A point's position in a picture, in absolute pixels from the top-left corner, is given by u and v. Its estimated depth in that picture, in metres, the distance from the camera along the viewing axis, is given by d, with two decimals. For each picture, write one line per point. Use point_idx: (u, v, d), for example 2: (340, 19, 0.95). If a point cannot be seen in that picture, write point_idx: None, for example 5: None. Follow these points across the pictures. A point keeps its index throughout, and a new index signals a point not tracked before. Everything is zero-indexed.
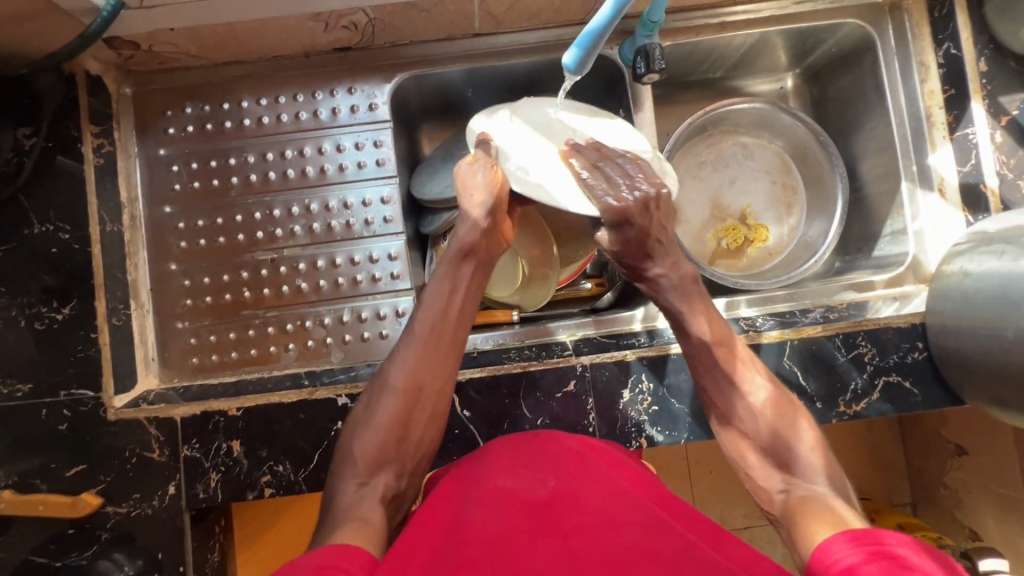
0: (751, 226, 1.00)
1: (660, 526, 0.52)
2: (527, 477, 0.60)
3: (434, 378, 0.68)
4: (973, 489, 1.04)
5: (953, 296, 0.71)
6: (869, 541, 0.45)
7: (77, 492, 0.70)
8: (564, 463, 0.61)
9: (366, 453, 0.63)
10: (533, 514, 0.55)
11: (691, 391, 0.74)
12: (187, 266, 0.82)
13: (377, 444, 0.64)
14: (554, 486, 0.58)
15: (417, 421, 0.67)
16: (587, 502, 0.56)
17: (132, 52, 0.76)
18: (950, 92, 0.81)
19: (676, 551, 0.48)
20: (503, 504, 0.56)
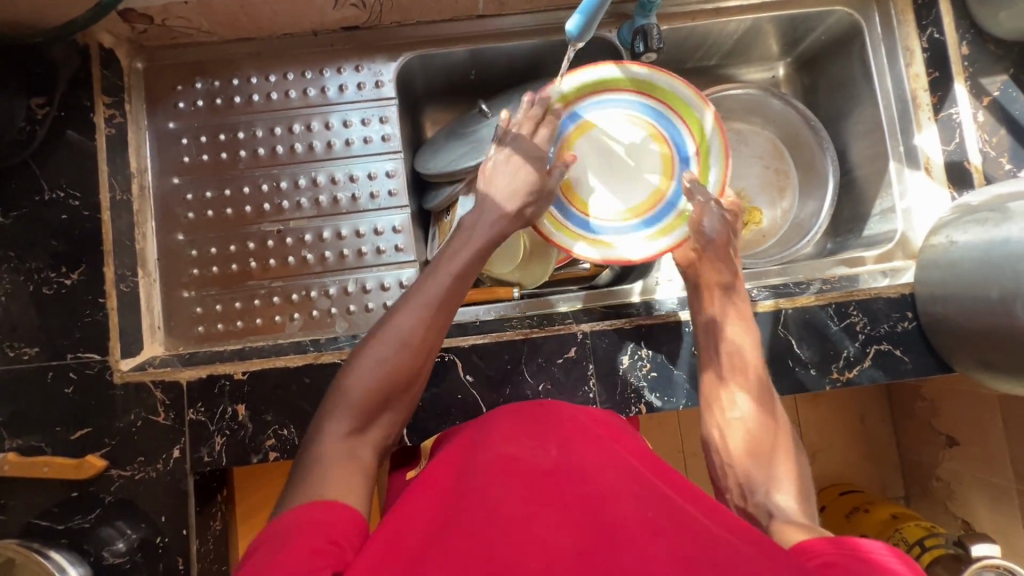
0: (745, 209, 1.02)
1: (660, 498, 0.50)
2: (530, 446, 0.58)
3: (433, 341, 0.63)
4: (964, 478, 1.06)
5: (940, 264, 0.74)
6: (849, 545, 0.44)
7: (81, 455, 0.71)
8: (568, 435, 0.59)
9: (357, 406, 0.58)
10: (533, 481, 0.52)
11: (689, 356, 0.76)
12: (194, 237, 0.83)
13: (369, 395, 0.58)
14: (557, 456, 0.56)
15: (407, 375, 0.61)
16: (589, 472, 0.53)
17: (145, 26, 0.78)
18: (934, 74, 0.85)
19: (676, 524, 0.46)
20: (503, 473, 0.54)
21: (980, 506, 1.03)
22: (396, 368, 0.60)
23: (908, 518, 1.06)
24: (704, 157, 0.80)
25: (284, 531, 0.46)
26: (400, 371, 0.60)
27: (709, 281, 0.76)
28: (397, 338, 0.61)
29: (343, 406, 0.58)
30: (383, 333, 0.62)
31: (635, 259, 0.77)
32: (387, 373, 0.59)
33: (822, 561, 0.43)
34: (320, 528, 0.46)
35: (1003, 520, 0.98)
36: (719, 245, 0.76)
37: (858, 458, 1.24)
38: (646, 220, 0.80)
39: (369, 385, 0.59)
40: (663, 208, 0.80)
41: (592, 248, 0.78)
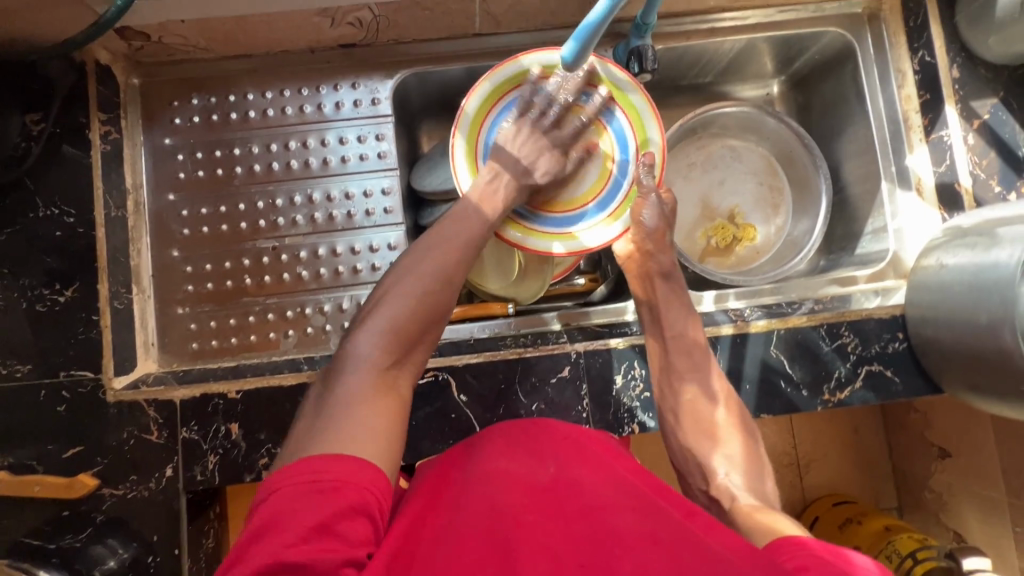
0: (739, 225, 1.03)
1: (658, 510, 0.50)
2: (527, 462, 0.57)
3: (440, 297, 0.66)
4: (957, 490, 1.07)
5: (931, 286, 0.74)
6: (834, 553, 0.45)
7: (72, 474, 0.71)
8: (565, 453, 0.59)
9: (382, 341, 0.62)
10: (533, 496, 0.53)
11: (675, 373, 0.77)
12: (189, 253, 0.83)
13: (392, 333, 0.62)
14: (555, 472, 0.56)
15: (428, 315, 0.65)
16: (586, 486, 0.54)
17: (142, 43, 0.78)
18: (926, 96, 0.86)
19: (675, 534, 0.46)
20: (502, 489, 0.54)
21: (972, 518, 1.04)
22: (417, 305, 0.64)
23: (902, 530, 1.08)
24: (643, 138, 0.77)
25: (298, 495, 0.48)
26: (421, 308, 0.64)
27: (653, 272, 0.79)
28: (413, 277, 0.65)
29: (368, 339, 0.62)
30: (402, 273, 0.66)
31: (594, 246, 0.76)
32: (409, 310, 0.64)
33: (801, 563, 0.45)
34: (335, 494, 0.49)
35: (995, 532, 0.99)
36: (655, 235, 0.79)
37: (851, 470, 1.25)
38: (599, 204, 0.77)
39: (392, 321, 0.63)
40: (609, 193, 0.78)
41: (559, 244, 0.76)
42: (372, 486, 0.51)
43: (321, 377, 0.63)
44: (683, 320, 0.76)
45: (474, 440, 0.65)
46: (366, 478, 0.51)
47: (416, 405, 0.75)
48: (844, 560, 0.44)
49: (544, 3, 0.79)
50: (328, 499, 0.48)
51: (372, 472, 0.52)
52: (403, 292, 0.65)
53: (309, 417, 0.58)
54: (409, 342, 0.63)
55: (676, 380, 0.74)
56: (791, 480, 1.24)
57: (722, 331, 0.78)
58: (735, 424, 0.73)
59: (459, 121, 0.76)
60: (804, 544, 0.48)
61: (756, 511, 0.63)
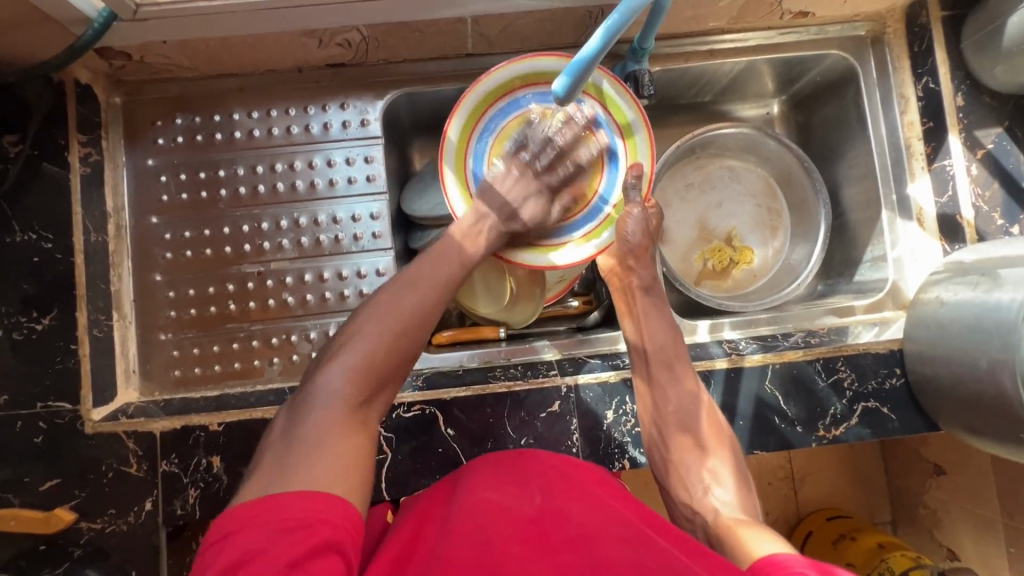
0: (736, 248, 1.01)
1: (645, 538, 0.49)
2: (513, 493, 0.56)
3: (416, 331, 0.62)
4: (951, 508, 1.06)
5: (929, 324, 0.73)
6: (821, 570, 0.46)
7: (49, 507, 0.69)
8: (552, 483, 0.57)
9: (356, 376, 0.57)
10: (517, 528, 0.51)
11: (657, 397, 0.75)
12: (172, 277, 0.81)
13: (363, 369, 0.57)
14: (540, 503, 0.54)
15: (407, 350, 0.61)
16: (573, 516, 0.52)
17: (123, 63, 0.75)
18: (929, 124, 0.84)
19: (663, 563, 0.45)
20: (487, 519, 0.52)
21: (967, 537, 1.03)
22: (395, 337, 0.60)
23: (895, 548, 1.06)
24: (632, 154, 0.76)
25: (264, 532, 0.44)
26: (400, 341, 0.60)
27: (629, 291, 0.78)
28: (392, 306, 0.61)
29: (341, 373, 0.57)
30: (380, 301, 0.62)
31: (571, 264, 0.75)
32: (385, 341, 0.59)
33: None
34: (306, 530, 0.44)
35: (989, 551, 0.98)
36: (638, 251, 0.76)
37: (847, 488, 1.24)
38: (580, 220, 0.77)
39: (366, 355, 0.58)
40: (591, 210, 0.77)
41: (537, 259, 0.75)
42: (346, 524, 0.46)
43: (281, 418, 0.56)
44: (662, 332, 0.75)
45: (459, 472, 0.64)
46: (339, 514, 0.46)
47: (402, 438, 0.74)
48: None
49: (538, 25, 0.77)
50: (299, 535, 0.44)
51: (347, 509, 0.47)
52: (380, 321, 0.60)
53: (266, 463, 0.51)
54: (383, 379, 0.58)
55: (656, 395, 0.73)
56: (784, 496, 1.22)
57: (716, 364, 0.77)
58: (719, 440, 0.72)
59: (444, 148, 0.74)
60: (787, 562, 0.47)
61: (739, 525, 0.62)
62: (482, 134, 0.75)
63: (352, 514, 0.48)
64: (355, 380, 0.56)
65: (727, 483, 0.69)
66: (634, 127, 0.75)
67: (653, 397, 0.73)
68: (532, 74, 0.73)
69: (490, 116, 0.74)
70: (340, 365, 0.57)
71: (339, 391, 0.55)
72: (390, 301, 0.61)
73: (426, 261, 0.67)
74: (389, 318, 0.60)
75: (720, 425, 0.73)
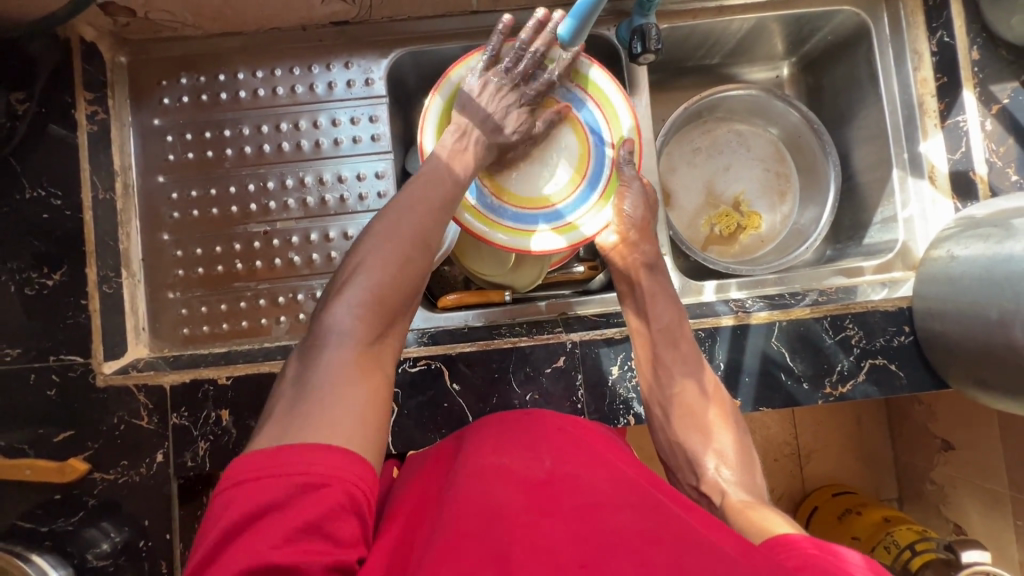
0: (744, 213, 1.00)
1: (659, 510, 0.49)
2: (523, 456, 0.56)
3: (422, 252, 0.61)
4: (958, 483, 1.05)
5: (940, 280, 0.72)
6: (825, 547, 0.45)
7: (63, 457, 0.70)
8: (561, 447, 0.58)
9: (371, 311, 0.55)
10: (528, 493, 0.51)
11: None
12: (179, 237, 0.82)
13: (374, 301, 0.56)
14: (550, 467, 0.54)
15: (415, 277, 0.60)
16: (584, 483, 0.52)
17: (128, 19, 0.76)
18: (942, 80, 0.82)
19: (676, 536, 0.45)
20: (496, 483, 0.52)
21: (973, 512, 1.02)
22: (402, 266, 0.59)
23: (902, 522, 1.06)
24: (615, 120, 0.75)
25: (285, 490, 0.43)
26: (406, 269, 0.59)
27: (635, 251, 0.77)
28: (394, 235, 0.60)
29: (354, 310, 0.55)
30: (381, 232, 0.60)
31: (593, 234, 0.74)
32: (395, 279, 0.58)
33: (797, 561, 0.44)
34: (321, 491, 0.43)
35: (996, 525, 0.98)
36: (641, 226, 0.76)
37: (852, 461, 1.23)
38: (587, 189, 0.75)
39: (376, 288, 0.57)
40: (594, 175, 0.75)
41: (559, 236, 0.73)
42: (363, 481, 0.46)
43: (293, 363, 0.54)
44: (668, 313, 0.74)
45: (466, 430, 0.64)
46: (359, 476, 0.45)
47: (408, 393, 0.74)
48: (835, 557, 0.44)
49: None
50: (314, 497, 0.43)
51: (364, 467, 0.46)
52: (388, 258, 0.58)
53: (281, 410, 0.50)
54: (396, 311, 0.58)
55: (660, 374, 0.72)
56: (790, 468, 1.22)
57: (722, 322, 0.77)
58: (727, 419, 0.71)
59: (427, 113, 0.73)
60: (797, 542, 0.47)
61: (749, 506, 0.61)
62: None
63: (369, 469, 0.47)
64: (368, 316, 0.55)
65: (733, 466, 0.68)
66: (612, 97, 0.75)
67: (657, 377, 0.72)
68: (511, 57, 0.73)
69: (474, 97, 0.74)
70: (351, 302, 0.55)
71: (349, 330, 0.54)
72: (393, 233, 0.60)
73: (415, 184, 0.65)
74: (397, 253, 0.59)
75: (726, 403, 0.72)
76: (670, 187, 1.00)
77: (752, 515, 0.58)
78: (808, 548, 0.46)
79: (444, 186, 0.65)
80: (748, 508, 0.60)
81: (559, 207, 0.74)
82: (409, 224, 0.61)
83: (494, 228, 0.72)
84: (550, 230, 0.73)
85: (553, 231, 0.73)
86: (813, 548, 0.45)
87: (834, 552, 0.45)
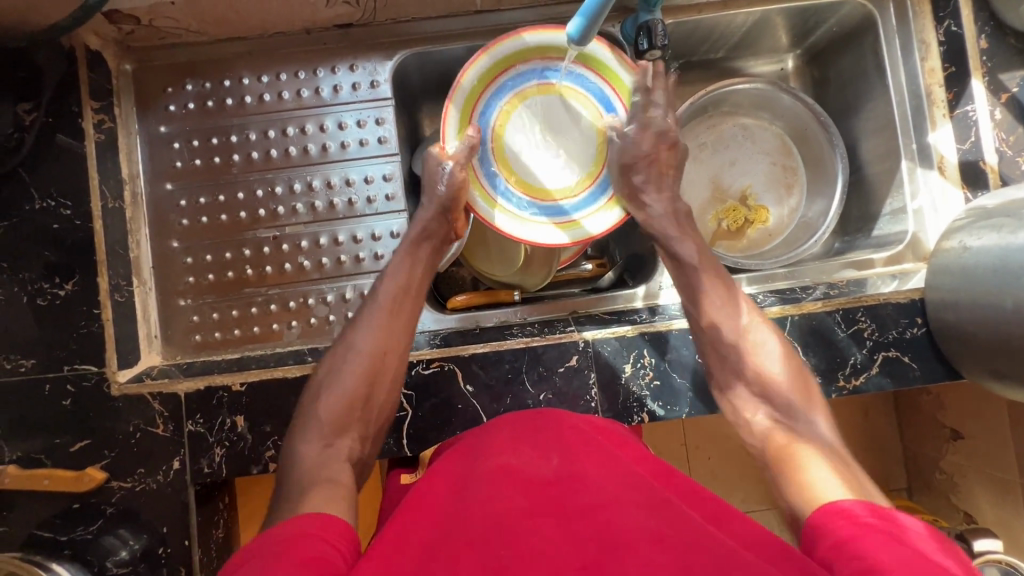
0: (752, 207, 1.00)
1: (664, 506, 0.49)
2: (531, 455, 0.57)
3: (383, 357, 0.67)
4: (967, 472, 1.05)
5: (953, 271, 0.71)
6: (886, 520, 0.46)
7: (81, 467, 0.71)
8: (571, 445, 0.58)
9: (320, 429, 0.61)
10: (534, 493, 0.52)
11: (691, 365, 0.74)
12: (189, 244, 0.82)
13: (334, 410, 0.63)
14: (558, 465, 0.55)
15: (376, 381, 0.66)
16: (593, 483, 0.52)
17: (132, 27, 0.76)
18: (950, 69, 0.81)
19: (681, 533, 0.45)
20: (507, 483, 0.53)
21: (985, 501, 1.02)
22: (361, 373, 0.65)
23: (915, 511, 1.06)
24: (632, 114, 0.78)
25: (262, 549, 0.45)
26: (365, 374, 0.66)
27: None
28: (354, 347, 0.67)
29: (313, 426, 0.62)
30: (344, 345, 0.68)
31: (597, 233, 0.76)
32: (345, 397, 0.64)
33: (852, 534, 0.46)
34: (291, 543, 0.45)
35: (1009, 514, 0.98)
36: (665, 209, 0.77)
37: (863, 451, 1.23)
38: (598, 186, 0.79)
39: (335, 398, 0.64)
40: (607, 171, 0.79)
41: (562, 232, 0.76)
42: (323, 529, 0.48)
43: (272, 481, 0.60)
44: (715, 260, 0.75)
45: (479, 429, 0.65)
46: (320, 526, 0.48)
47: (421, 396, 0.74)
48: (896, 532, 0.45)
49: None
50: (287, 546, 0.45)
51: (318, 516, 0.50)
52: (340, 380, 0.65)
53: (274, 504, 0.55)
54: (356, 414, 0.64)
55: (721, 313, 0.72)
56: None
57: None
58: (787, 359, 0.70)
59: (453, 98, 0.75)
60: (850, 511, 0.48)
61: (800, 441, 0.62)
62: (490, 106, 0.77)
63: (334, 520, 0.50)
64: (319, 432, 0.61)
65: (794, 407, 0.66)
66: (630, 92, 0.78)
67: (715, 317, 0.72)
68: (529, 49, 0.75)
69: (489, 95, 0.76)
70: (307, 425, 0.62)
71: (311, 440, 0.61)
72: (353, 344, 0.68)
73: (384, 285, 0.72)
74: (349, 370, 0.66)
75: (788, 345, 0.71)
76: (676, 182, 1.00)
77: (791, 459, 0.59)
78: (869, 526, 0.46)
79: (397, 283, 0.72)
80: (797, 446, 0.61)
81: (566, 203, 0.77)
82: (370, 326, 0.68)
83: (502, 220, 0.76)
84: (555, 224, 0.77)
85: (556, 227, 0.76)
86: (872, 520, 0.46)
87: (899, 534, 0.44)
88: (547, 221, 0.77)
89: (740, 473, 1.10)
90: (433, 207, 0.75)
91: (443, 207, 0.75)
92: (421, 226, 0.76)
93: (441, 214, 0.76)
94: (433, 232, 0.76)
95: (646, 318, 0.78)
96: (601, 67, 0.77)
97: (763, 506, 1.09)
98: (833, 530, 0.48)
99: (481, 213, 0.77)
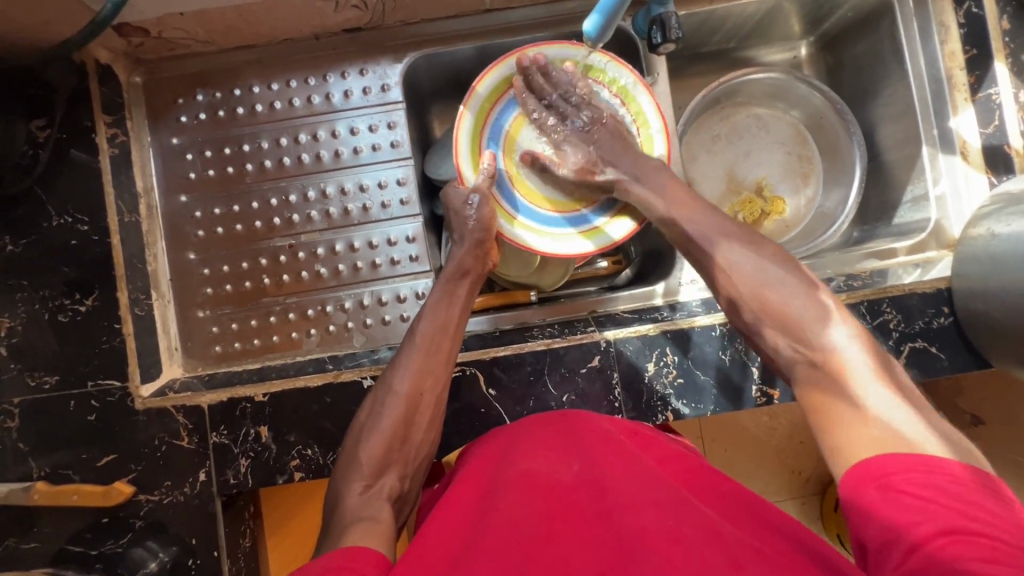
0: (768, 198, 0.98)
1: (683, 504, 0.50)
2: (551, 459, 0.57)
3: (425, 398, 0.67)
4: (992, 459, 0.99)
5: (981, 259, 0.70)
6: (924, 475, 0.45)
7: (109, 481, 0.71)
8: (591, 445, 0.58)
9: (363, 470, 0.61)
10: (555, 499, 0.52)
11: (717, 362, 0.73)
12: (205, 255, 0.82)
13: (374, 453, 0.62)
14: (578, 471, 0.55)
15: (415, 422, 0.66)
16: (613, 484, 0.52)
17: (141, 39, 0.75)
18: (972, 52, 0.80)
19: (700, 533, 0.46)
20: (529, 488, 0.53)
21: None
22: (401, 417, 0.65)
23: None
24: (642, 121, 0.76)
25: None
26: (405, 419, 0.65)
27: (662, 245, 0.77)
28: (392, 389, 0.67)
29: (354, 470, 0.61)
30: (381, 385, 0.68)
31: (621, 237, 0.74)
32: (387, 438, 0.64)
33: (898, 500, 0.44)
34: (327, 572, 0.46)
35: None
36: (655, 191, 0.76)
37: None
38: None
39: (374, 443, 0.63)
40: None
41: (587, 240, 0.73)
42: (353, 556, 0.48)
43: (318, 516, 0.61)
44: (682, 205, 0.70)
45: (501, 431, 0.65)
46: (351, 557, 0.48)
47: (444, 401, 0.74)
48: (945, 494, 0.43)
49: None
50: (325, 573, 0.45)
51: (348, 549, 0.49)
52: (381, 422, 0.65)
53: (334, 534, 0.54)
54: (394, 457, 0.63)
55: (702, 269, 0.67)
56: None
57: None
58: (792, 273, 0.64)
59: (464, 113, 0.73)
60: (889, 467, 0.46)
61: (845, 369, 0.56)
62: (500, 115, 0.75)
63: (361, 550, 0.49)
64: (360, 473, 0.61)
65: (810, 328, 0.60)
66: (640, 99, 0.75)
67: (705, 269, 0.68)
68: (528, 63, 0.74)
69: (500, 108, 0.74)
70: (350, 468, 0.62)
71: (352, 483, 0.60)
72: (389, 386, 0.67)
73: (422, 320, 0.71)
74: (389, 415, 0.65)
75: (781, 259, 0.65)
76: (691, 176, 0.99)
77: (838, 403, 0.54)
78: (915, 489, 0.44)
79: (436, 315, 0.71)
80: (840, 379, 0.56)
81: (586, 212, 0.75)
82: (408, 367, 0.67)
83: (528, 237, 0.74)
84: (578, 235, 0.74)
85: (581, 236, 0.74)
86: (913, 480, 0.45)
87: (926, 490, 0.44)
88: (570, 232, 0.74)
89: (760, 465, 1.09)
90: (466, 244, 0.74)
91: (476, 243, 0.74)
92: (455, 263, 0.74)
93: (474, 250, 0.74)
94: (469, 269, 0.74)
95: (670, 317, 0.76)
96: (619, 83, 0.74)
97: (784, 498, 1.08)
98: (871, 491, 0.46)
99: (501, 229, 0.74)
